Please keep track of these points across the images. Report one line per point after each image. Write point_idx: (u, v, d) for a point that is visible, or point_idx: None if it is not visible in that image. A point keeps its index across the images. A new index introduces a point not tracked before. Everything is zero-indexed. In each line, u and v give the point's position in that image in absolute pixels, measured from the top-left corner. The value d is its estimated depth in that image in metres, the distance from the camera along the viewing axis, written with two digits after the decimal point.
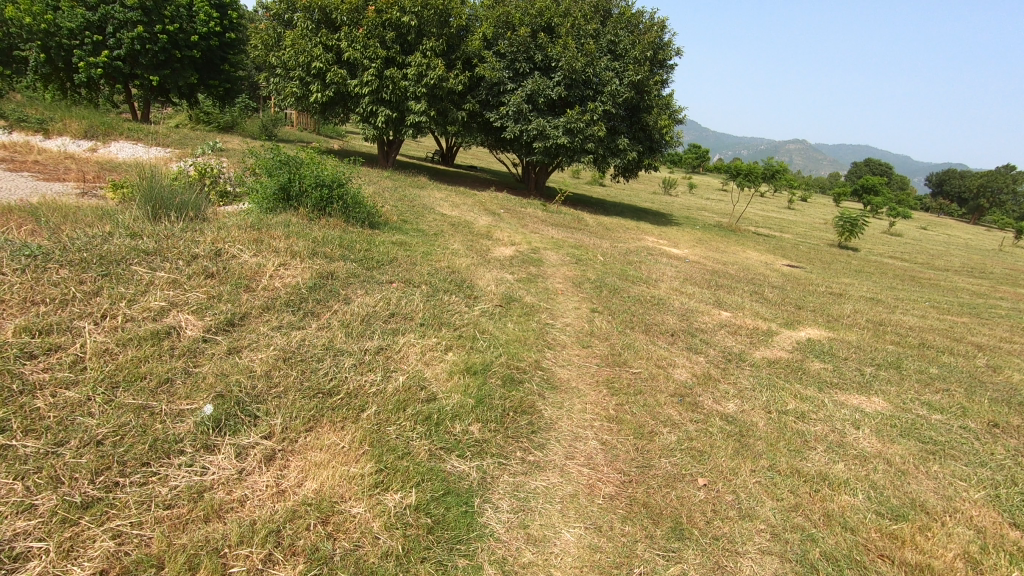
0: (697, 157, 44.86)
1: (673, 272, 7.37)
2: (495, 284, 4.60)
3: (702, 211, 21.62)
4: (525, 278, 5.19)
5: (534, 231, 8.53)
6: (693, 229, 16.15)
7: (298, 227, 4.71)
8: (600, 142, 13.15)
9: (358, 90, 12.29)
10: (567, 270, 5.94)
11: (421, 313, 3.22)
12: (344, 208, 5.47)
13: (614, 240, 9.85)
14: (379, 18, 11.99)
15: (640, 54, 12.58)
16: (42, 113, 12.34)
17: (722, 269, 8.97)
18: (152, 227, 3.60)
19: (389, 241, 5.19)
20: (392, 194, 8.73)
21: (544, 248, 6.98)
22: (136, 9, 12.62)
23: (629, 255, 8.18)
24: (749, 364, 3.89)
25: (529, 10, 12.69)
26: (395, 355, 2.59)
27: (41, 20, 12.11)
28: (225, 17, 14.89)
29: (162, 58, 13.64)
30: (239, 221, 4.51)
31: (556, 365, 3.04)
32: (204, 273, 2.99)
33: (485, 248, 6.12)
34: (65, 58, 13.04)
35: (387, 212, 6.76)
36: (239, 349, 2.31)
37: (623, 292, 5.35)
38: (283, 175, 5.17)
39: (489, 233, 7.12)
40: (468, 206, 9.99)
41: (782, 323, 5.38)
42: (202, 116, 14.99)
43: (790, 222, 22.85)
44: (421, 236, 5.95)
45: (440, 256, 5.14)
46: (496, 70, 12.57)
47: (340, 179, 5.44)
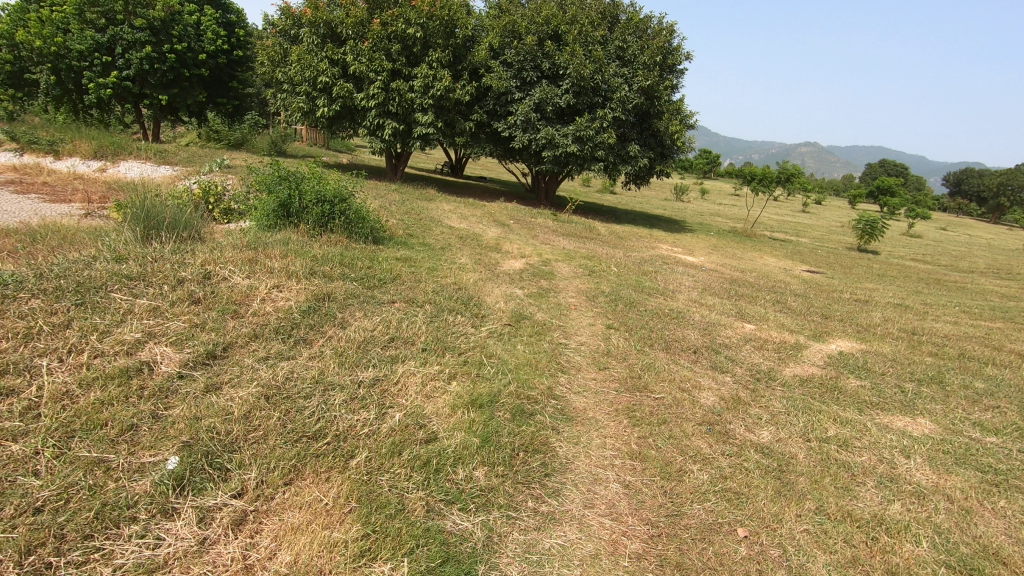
0: (708, 163, 44.44)
1: (691, 281, 7.06)
2: (504, 301, 4.35)
3: (715, 217, 21.23)
4: (535, 292, 4.93)
5: (544, 242, 8.28)
6: (707, 236, 15.80)
7: (297, 244, 4.50)
8: (611, 150, 12.92)
9: (364, 104, 12.20)
10: (580, 283, 5.67)
11: (424, 337, 2.98)
12: (347, 224, 5.28)
13: (627, 249, 9.58)
14: (384, 30, 11.92)
15: (649, 59, 12.39)
16: (53, 134, 12.43)
17: (740, 277, 8.64)
18: (141, 250, 3.41)
19: (393, 257, 4.97)
20: (399, 208, 8.56)
21: (556, 260, 6.72)
22: (144, 29, 12.70)
23: (643, 264, 7.90)
24: (780, 383, 3.58)
25: (536, 18, 12.55)
26: (393, 388, 2.34)
27: (52, 43, 12.21)
28: (233, 35, 14.96)
29: (171, 78, 13.70)
30: (236, 240, 4.32)
31: (570, 392, 2.78)
32: (188, 299, 2.79)
33: (494, 262, 5.88)
34: (75, 80, 13.14)
35: (392, 227, 6.55)
36: (218, 385, 2.08)
37: (639, 305, 5.08)
38: (283, 191, 4.99)
39: (498, 245, 6.88)
40: (476, 218, 9.78)
41: (810, 335, 5.05)
42: (213, 134, 15.05)
43: (807, 226, 22.34)
44: (427, 250, 5.74)
45: (447, 272, 4.90)
46: (503, 79, 12.43)
47: (342, 194, 5.25)
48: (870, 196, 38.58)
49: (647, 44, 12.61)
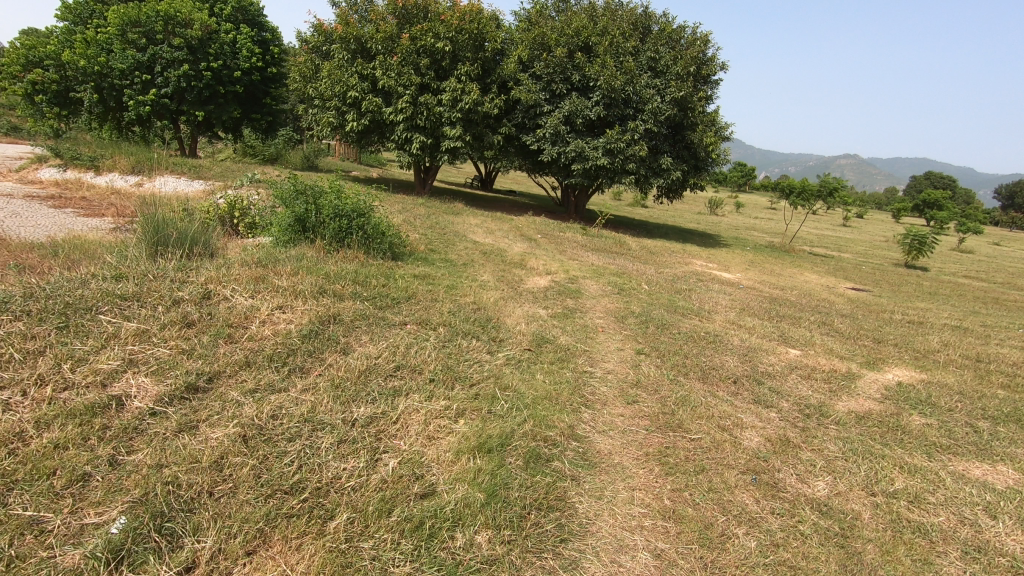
0: (742, 176, 43.44)
1: (727, 301, 6.64)
2: (526, 323, 4.07)
3: (751, 231, 20.54)
4: (560, 312, 4.63)
5: (572, 258, 7.97)
6: (744, 251, 15.21)
7: (311, 261, 4.32)
8: (642, 163, 12.58)
9: (392, 118, 12.19)
10: (608, 303, 5.34)
11: (433, 366, 2.71)
12: (365, 239, 5.09)
13: (659, 265, 9.19)
14: (413, 45, 11.93)
15: (682, 69, 12.04)
16: (94, 150, 12.81)
17: (781, 296, 8.16)
18: (144, 267, 3.27)
19: (411, 274, 4.75)
20: (423, 222, 8.40)
21: (583, 277, 6.40)
22: (182, 48, 13.07)
23: (676, 282, 7.51)
24: (833, 421, 3.18)
25: (566, 30, 12.37)
26: (391, 428, 2.07)
27: (96, 62, 12.68)
28: (268, 52, 15.27)
29: (207, 95, 14.03)
30: (248, 256, 4.17)
31: (594, 432, 2.46)
32: (182, 321, 2.60)
33: (517, 279, 5.61)
34: (117, 98, 13.59)
35: (414, 242, 6.36)
36: (193, 424, 1.86)
37: (672, 327, 4.72)
38: (300, 205, 4.84)
39: (523, 262, 6.61)
40: (503, 232, 9.55)
41: (863, 362, 4.59)
42: (248, 150, 15.36)
43: (849, 241, 21.40)
44: (448, 267, 5.51)
45: (466, 290, 4.65)
46: (532, 92, 12.26)
47: (361, 208, 5.07)
48: (916, 210, 36.94)
49: (681, 55, 12.26)
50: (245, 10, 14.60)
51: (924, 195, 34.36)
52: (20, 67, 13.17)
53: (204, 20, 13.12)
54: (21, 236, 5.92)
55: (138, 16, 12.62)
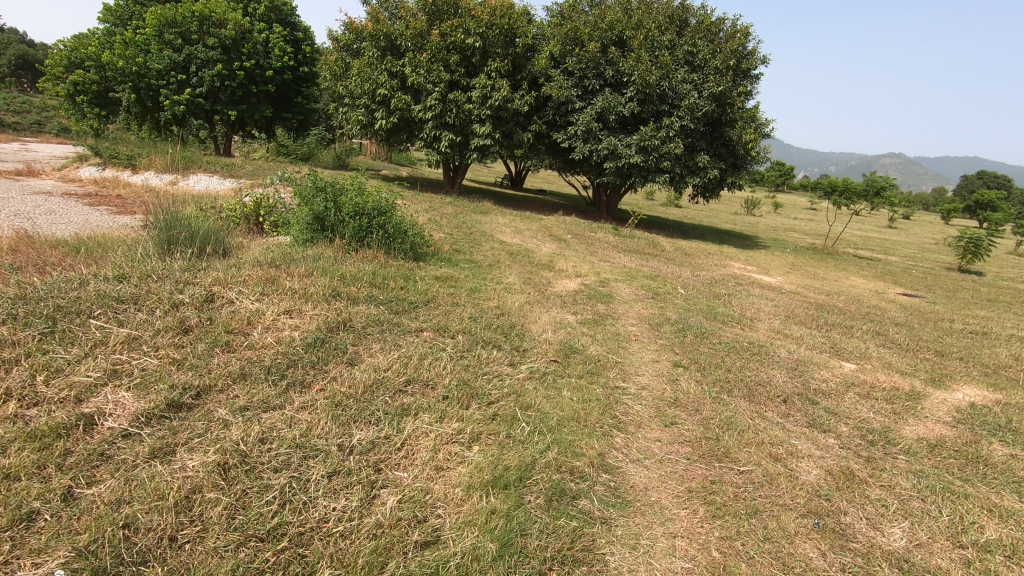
0: (781, 175, 42.08)
1: (770, 307, 6.22)
2: (553, 330, 3.77)
3: (791, 232, 19.76)
4: (590, 319, 4.32)
5: (603, 259, 7.63)
6: (783, 253, 14.57)
7: (328, 261, 4.13)
8: (677, 161, 12.13)
9: (421, 115, 12.04)
10: (642, 308, 5.00)
11: (448, 381, 2.45)
12: (386, 239, 4.88)
13: (695, 268, 8.78)
14: (443, 41, 11.75)
15: (721, 63, 11.52)
16: (132, 149, 13.07)
17: (827, 303, 7.64)
18: (151, 267, 3.11)
19: (433, 276, 4.52)
20: (449, 221, 8.20)
21: (614, 280, 6.07)
22: (216, 48, 13.23)
23: (713, 286, 7.10)
24: (901, 450, 2.78)
25: (599, 24, 11.99)
26: (394, 456, 1.81)
27: (134, 63, 12.94)
28: (300, 52, 15.36)
29: (240, 94, 14.18)
30: (264, 256, 4.00)
31: (629, 462, 2.15)
32: (178, 327, 2.39)
33: (545, 282, 5.33)
34: (154, 97, 13.85)
35: (438, 242, 6.13)
36: (169, 448, 1.64)
37: (712, 336, 4.36)
38: (319, 202, 4.65)
39: (551, 263, 6.31)
40: (531, 232, 9.28)
41: (928, 379, 4.13)
42: (281, 149, 15.50)
43: (896, 243, 20.36)
44: (472, 268, 5.27)
45: (490, 293, 4.38)
46: (563, 88, 11.94)
47: (383, 206, 4.86)
48: (967, 210, 35.14)
49: (720, 48, 11.74)
50: (278, 9, 14.69)
51: (977, 196, 32.58)
52: (63, 69, 13.54)
53: (238, 20, 13.25)
54: (50, 233, 5.93)
55: (174, 17, 12.80)
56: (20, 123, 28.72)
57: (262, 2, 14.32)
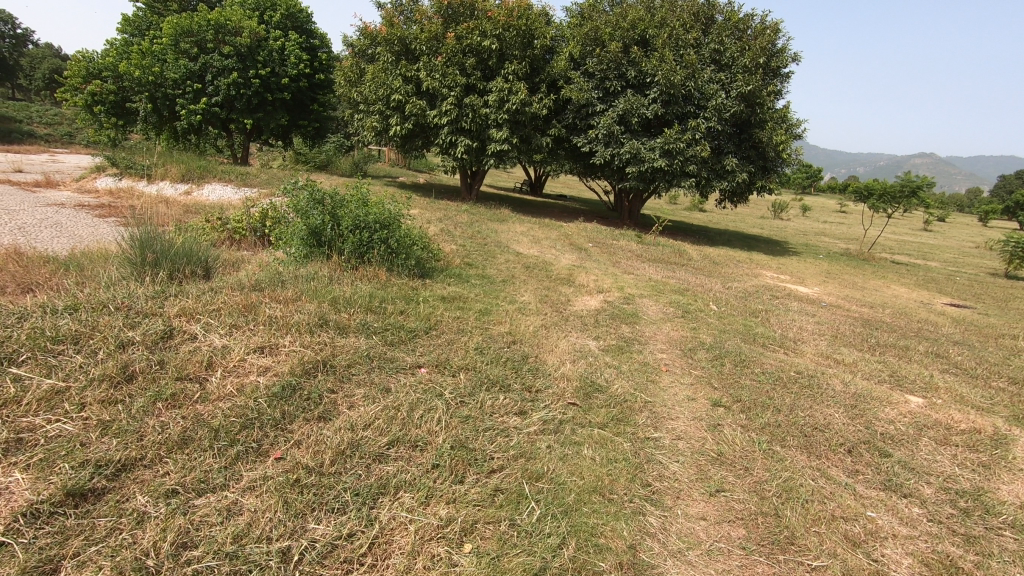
0: (808, 177, 40.86)
1: (812, 325, 5.63)
2: (572, 361, 3.29)
3: (823, 237, 18.88)
4: (613, 344, 3.83)
5: (627, 271, 7.14)
6: (816, 260, 13.83)
7: (321, 283, 3.72)
8: (704, 164, 11.57)
9: (436, 121, 11.70)
10: (672, 330, 4.48)
11: (441, 441, 2.00)
12: (389, 254, 4.47)
13: (725, 279, 8.22)
14: (459, 44, 11.39)
15: (750, 61, 10.92)
16: (148, 159, 13.00)
17: (873, 317, 7.00)
18: (110, 295, 2.73)
19: (439, 296, 4.09)
20: (464, 231, 7.79)
21: (639, 296, 5.56)
22: (232, 56, 13.19)
23: (748, 300, 6.54)
24: (1007, 524, 2.22)
25: (621, 23, 11.49)
26: (356, 569, 1.39)
27: (150, 73, 12.93)
28: (316, 59, 15.19)
29: (256, 102, 14.05)
30: (250, 276, 3.61)
31: (668, 557, 1.67)
32: (117, 375, 1.99)
33: (564, 300, 4.86)
34: (171, 107, 13.83)
35: (448, 256, 5.71)
36: (48, 567, 1.26)
37: (754, 365, 3.82)
38: (316, 214, 4.25)
39: (570, 277, 5.83)
40: (550, 241, 8.83)
41: (1014, 418, 3.52)
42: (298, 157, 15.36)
43: (936, 248, 19.32)
44: (483, 285, 4.83)
45: (501, 316, 3.93)
46: (583, 90, 11.49)
47: (386, 219, 4.46)
48: (1008, 211, 33.59)
49: (748, 45, 11.14)
50: (294, 16, 14.52)
51: (1018, 197, 31.06)
52: (82, 79, 13.57)
53: (253, 28, 13.20)
54: (44, 247, 5.69)
55: (190, 26, 12.81)
56: (51, 136, 29.55)
57: (277, 9, 14.17)
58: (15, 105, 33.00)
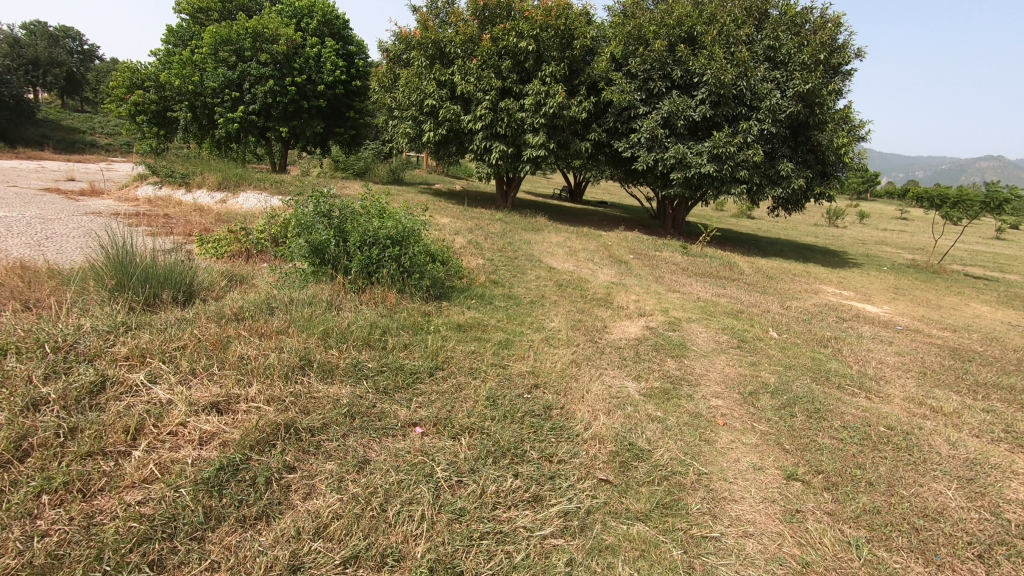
0: (865, 182, 38.57)
1: (891, 356, 4.83)
2: (606, 414, 2.69)
3: (885, 247, 17.50)
4: (657, 387, 3.20)
5: (671, 288, 6.47)
6: (880, 272, 12.69)
7: (318, 309, 3.26)
8: (756, 170, 10.72)
9: (470, 126, 11.28)
10: (727, 367, 3.81)
11: (418, 560, 1.46)
12: (402, 273, 3.97)
13: (783, 297, 7.41)
14: (495, 46, 10.97)
15: (809, 57, 10.02)
16: (186, 168, 13.11)
17: (959, 345, 6.10)
18: (53, 330, 2.31)
19: (453, 324, 3.56)
20: (493, 243, 7.29)
21: (686, 320, 4.89)
22: (269, 64, 13.22)
23: (812, 324, 5.76)
24: None
25: (667, 20, 10.79)
26: None
27: (190, 82, 13.08)
28: (352, 66, 15.09)
29: (292, 110, 14.01)
30: (237, 301, 3.17)
31: None
32: (7, 451, 1.55)
33: (600, 326, 4.26)
34: (210, 116, 13.95)
35: (472, 273, 5.20)
36: None
37: (832, 417, 3.11)
38: (320, 227, 3.80)
39: (608, 297, 5.22)
40: (587, 253, 8.24)
41: None
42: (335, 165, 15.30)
43: (1016, 259, 17.62)
44: (507, 309, 4.28)
45: (524, 350, 3.37)
46: (625, 92, 10.84)
47: (398, 236, 3.96)
48: None
49: (806, 41, 10.26)
50: (331, 23, 14.45)
51: None
52: (126, 90, 13.85)
53: (290, 36, 13.17)
54: (57, 259, 5.50)
55: (229, 35, 12.89)
56: (111, 145, 30.91)
57: (314, 16, 14.13)
58: (79, 116, 34.79)
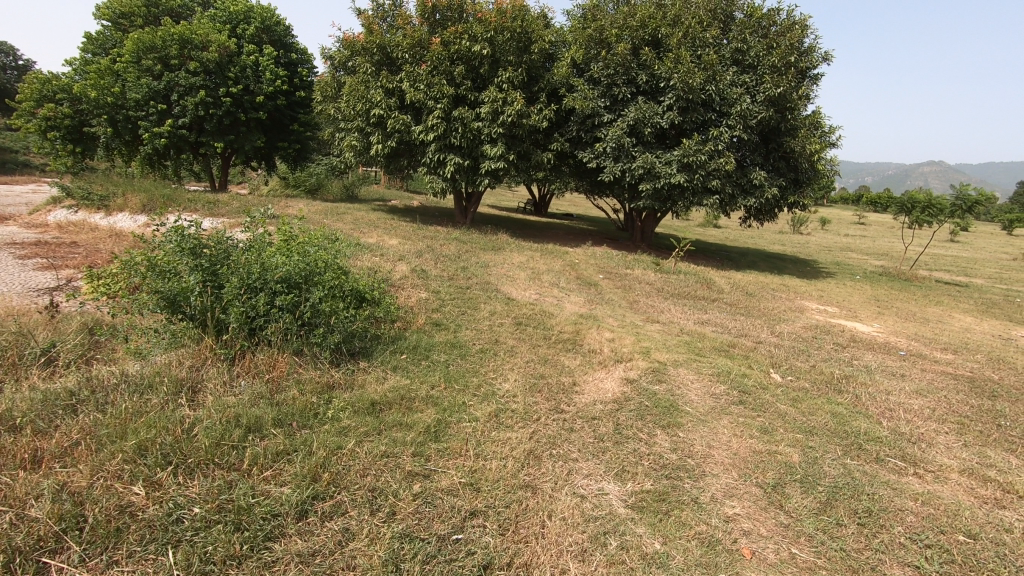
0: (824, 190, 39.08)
1: (914, 400, 4.03)
2: (578, 565, 1.75)
3: (851, 254, 17.26)
4: (649, 491, 2.26)
5: (649, 317, 5.62)
6: (855, 282, 12.21)
7: (157, 399, 2.23)
8: (728, 179, 10.06)
9: (422, 137, 10.30)
10: (734, 438, 2.90)
11: None
12: (299, 327, 2.94)
13: (768, 319, 6.66)
14: (446, 51, 10.09)
15: (780, 60, 9.45)
16: (106, 189, 11.72)
17: (966, 372, 5.42)
18: None
19: (359, 403, 2.55)
20: (445, 270, 6.30)
21: (672, 364, 4.00)
22: (200, 73, 12.01)
23: (810, 356, 4.97)
24: None
25: (629, 22, 10.09)
26: None
27: (109, 93, 11.78)
28: (295, 76, 13.99)
29: (228, 123, 12.79)
30: (20, 393, 2.12)
31: None
32: None
33: (569, 384, 3.32)
34: (134, 130, 12.61)
35: (409, 313, 4.21)
36: None
37: (891, 522, 2.25)
38: (179, 268, 2.73)
39: (576, 338, 4.28)
40: (552, 275, 7.36)
41: None
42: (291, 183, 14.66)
43: (979, 262, 17.57)
44: (444, 365, 3.30)
45: (461, 442, 2.38)
46: (588, 98, 10.07)
47: (292, 281, 2.94)
48: None
49: (775, 43, 9.70)
50: (271, 29, 13.32)
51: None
52: (35, 102, 12.42)
53: (222, 42, 12.00)
54: None
55: (153, 41, 11.65)
56: (45, 166, 28.74)
57: (251, 22, 12.98)
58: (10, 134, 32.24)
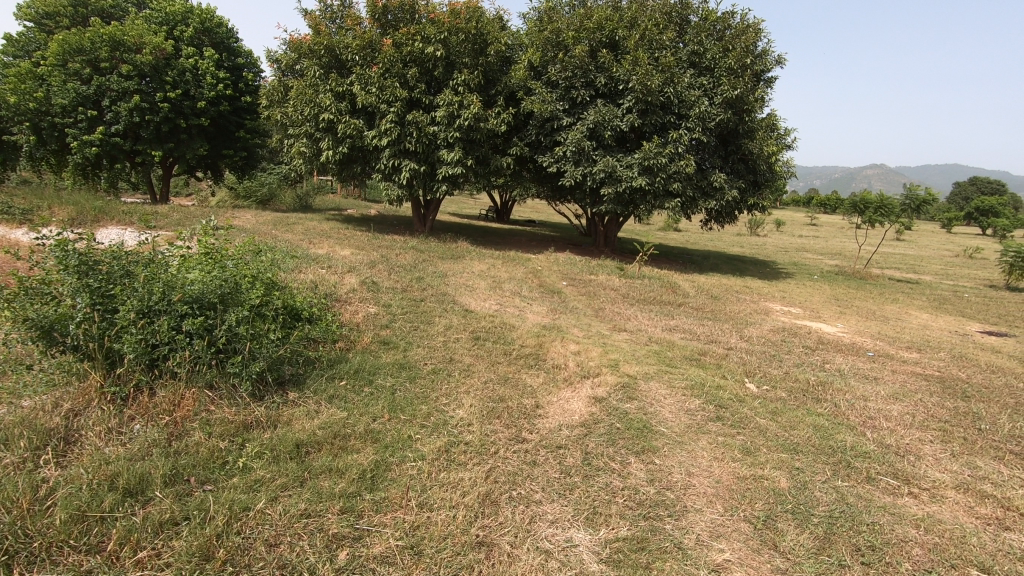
0: None
1: (891, 405, 3.85)
2: None
3: (807, 254, 17.60)
4: (626, 538, 1.93)
5: (616, 326, 5.34)
6: (814, 282, 12.35)
7: None
8: (688, 181, 9.97)
9: (375, 142, 9.84)
10: (716, 462, 2.59)
11: None
12: (212, 355, 2.49)
13: (735, 323, 6.50)
14: (398, 52, 9.69)
15: (736, 62, 9.42)
16: (30, 202, 10.76)
17: (932, 371, 5.35)
18: None
19: (280, 446, 2.13)
20: (399, 281, 5.88)
21: (643, 378, 3.70)
22: (133, 77, 11.22)
23: (782, 362, 4.77)
24: None
25: (586, 24, 9.90)
26: None
27: (32, 98, 10.87)
28: (239, 80, 13.31)
29: (166, 130, 12.01)
30: None
31: None
32: None
33: (531, 407, 2.96)
34: (61, 138, 11.69)
35: (354, 331, 3.79)
36: None
37: (899, 560, 1.97)
38: (59, 290, 2.25)
39: (538, 353, 3.94)
40: (514, 284, 7.02)
41: None
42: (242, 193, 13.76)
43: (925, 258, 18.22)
44: (389, 391, 2.90)
45: (402, 489, 2.00)
46: (546, 101, 9.81)
47: (202, 300, 2.48)
48: (967, 219, 33.43)
49: (731, 46, 9.68)
50: (212, 32, 12.62)
51: (976, 203, 30.89)
52: None
53: (157, 44, 11.25)
54: None
55: (80, 43, 10.82)
56: None
57: (189, 24, 12.26)
58: None
